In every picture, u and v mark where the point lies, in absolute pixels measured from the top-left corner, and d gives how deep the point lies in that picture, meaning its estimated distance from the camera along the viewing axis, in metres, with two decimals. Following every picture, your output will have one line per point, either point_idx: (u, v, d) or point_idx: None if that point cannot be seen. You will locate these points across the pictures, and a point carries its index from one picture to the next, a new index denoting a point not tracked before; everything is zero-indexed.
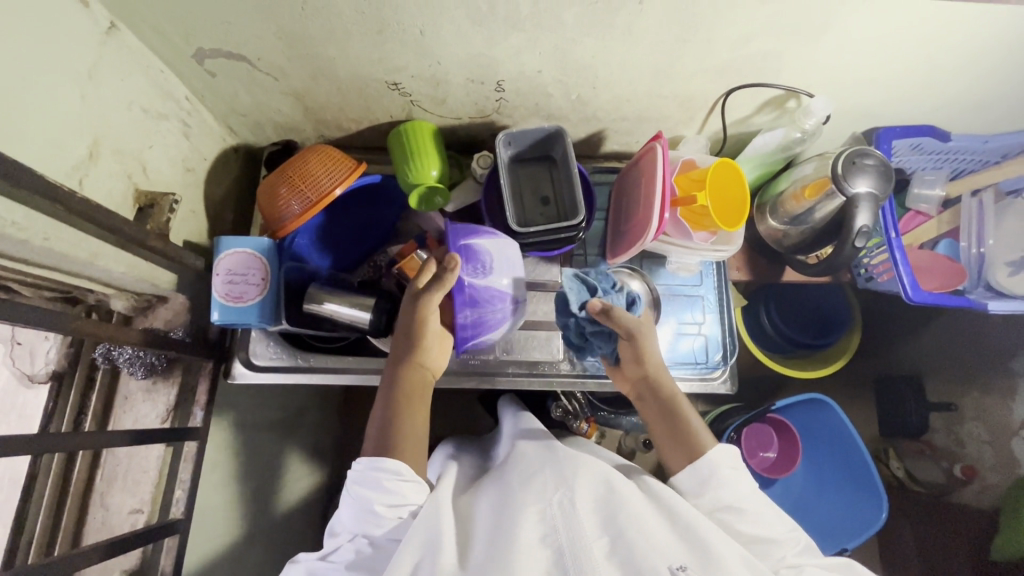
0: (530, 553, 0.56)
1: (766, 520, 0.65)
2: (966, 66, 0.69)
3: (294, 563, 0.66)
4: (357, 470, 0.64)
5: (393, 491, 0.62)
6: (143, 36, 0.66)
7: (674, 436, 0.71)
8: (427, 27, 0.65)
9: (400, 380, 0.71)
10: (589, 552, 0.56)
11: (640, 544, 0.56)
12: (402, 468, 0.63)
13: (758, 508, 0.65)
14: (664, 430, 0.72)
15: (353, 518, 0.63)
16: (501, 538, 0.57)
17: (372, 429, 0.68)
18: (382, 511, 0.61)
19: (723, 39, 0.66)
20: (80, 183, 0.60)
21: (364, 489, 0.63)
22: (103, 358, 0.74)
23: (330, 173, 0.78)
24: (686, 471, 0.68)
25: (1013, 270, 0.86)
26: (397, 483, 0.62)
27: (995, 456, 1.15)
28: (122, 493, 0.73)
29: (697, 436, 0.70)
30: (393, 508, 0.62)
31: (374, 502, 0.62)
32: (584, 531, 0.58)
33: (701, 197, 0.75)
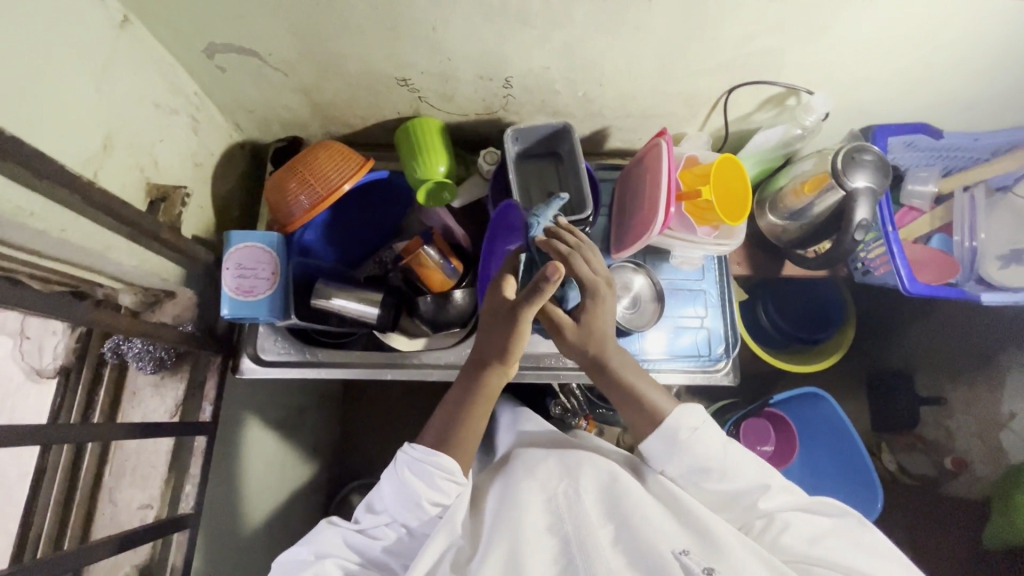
0: (539, 543, 0.59)
1: (737, 470, 0.64)
2: (960, 65, 0.71)
3: (329, 524, 0.65)
4: (414, 457, 0.63)
5: (442, 490, 0.62)
6: (155, 30, 0.66)
7: (633, 409, 0.67)
8: (439, 23, 0.66)
9: (477, 383, 0.65)
10: (595, 539, 0.58)
11: (643, 529, 0.58)
12: (455, 468, 0.62)
13: (730, 461, 0.64)
14: (619, 397, 0.68)
15: (396, 503, 0.62)
16: (508, 527, 0.59)
17: (437, 421, 0.66)
18: (427, 506, 0.61)
19: (728, 37, 0.68)
20: (94, 175, 0.60)
21: (415, 479, 0.62)
22: (112, 352, 0.74)
23: (340, 168, 0.79)
24: (655, 436, 0.65)
25: (1003, 263, 0.89)
26: (448, 483, 0.62)
27: (985, 447, 1.18)
28: (131, 489, 0.72)
29: (657, 402, 0.66)
30: (436, 506, 0.62)
31: (422, 496, 0.61)
32: (589, 518, 0.60)
33: (706, 191, 0.77)
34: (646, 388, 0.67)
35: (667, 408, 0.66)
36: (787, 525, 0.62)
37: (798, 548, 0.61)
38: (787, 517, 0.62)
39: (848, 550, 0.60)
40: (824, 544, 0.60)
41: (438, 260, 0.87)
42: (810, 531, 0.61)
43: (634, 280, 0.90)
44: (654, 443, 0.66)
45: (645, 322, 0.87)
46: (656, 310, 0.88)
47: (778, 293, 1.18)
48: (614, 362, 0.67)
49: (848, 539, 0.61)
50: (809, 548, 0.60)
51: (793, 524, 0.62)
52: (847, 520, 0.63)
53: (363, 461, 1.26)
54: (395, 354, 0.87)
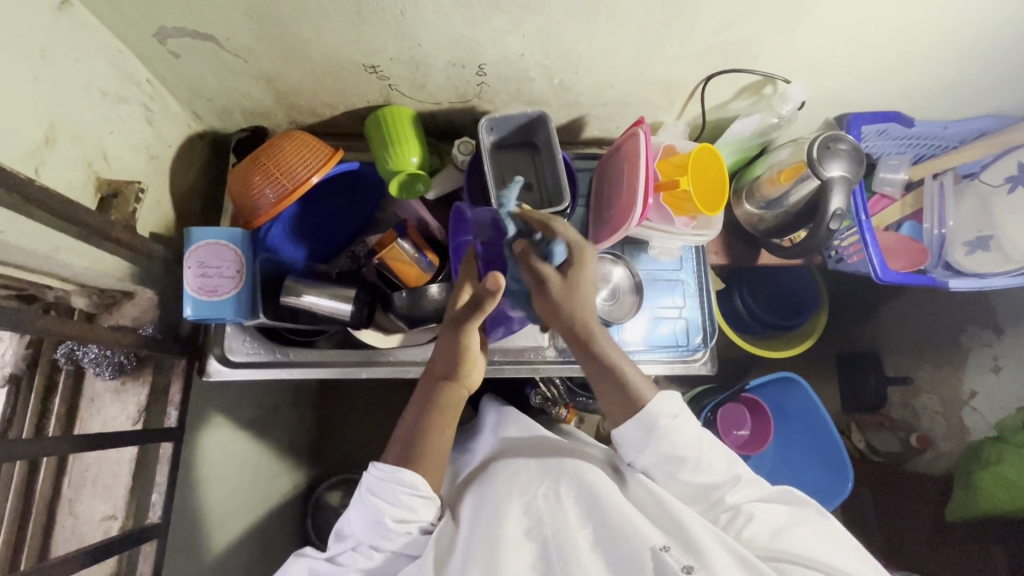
0: (516, 548, 0.58)
1: (710, 463, 0.65)
2: (932, 54, 0.71)
3: (300, 556, 0.65)
4: (374, 476, 0.62)
5: (404, 505, 0.60)
6: (98, 12, 0.61)
7: (612, 390, 0.67)
8: (408, 8, 0.63)
9: (437, 394, 0.67)
10: (574, 543, 0.58)
11: (623, 528, 0.58)
12: (419, 482, 0.61)
13: (703, 452, 0.65)
14: (599, 376, 0.68)
15: (362, 526, 0.61)
16: (485, 536, 0.59)
17: (399, 433, 0.66)
18: (393, 525, 0.60)
19: (704, 24, 0.66)
20: (35, 172, 0.55)
21: (377, 499, 0.61)
22: (66, 358, 0.69)
23: (307, 160, 0.75)
24: (634, 422, 0.65)
25: (969, 249, 0.92)
26: (410, 497, 0.60)
27: (947, 424, 1.23)
28: (93, 500, 0.69)
29: (638, 387, 0.67)
30: (402, 524, 0.60)
31: (383, 514, 0.60)
32: (569, 522, 0.60)
33: (684, 181, 0.77)
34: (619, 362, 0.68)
35: (648, 394, 0.67)
36: (750, 517, 0.62)
37: (761, 539, 0.61)
38: (749, 509, 0.63)
39: (810, 538, 0.60)
40: (786, 535, 0.61)
41: (414, 254, 0.84)
42: (771, 525, 0.62)
43: (613, 271, 0.89)
44: (629, 428, 0.66)
45: (623, 314, 0.87)
46: (634, 303, 0.88)
47: (753, 280, 1.19)
48: (596, 342, 0.68)
49: (810, 527, 0.62)
50: (771, 541, 0.61)
51: (757, 515, 0.62)
52: (804, 510, 0.64)
53: (340, 456, 1.25)
54: (369, 351, 0.85)
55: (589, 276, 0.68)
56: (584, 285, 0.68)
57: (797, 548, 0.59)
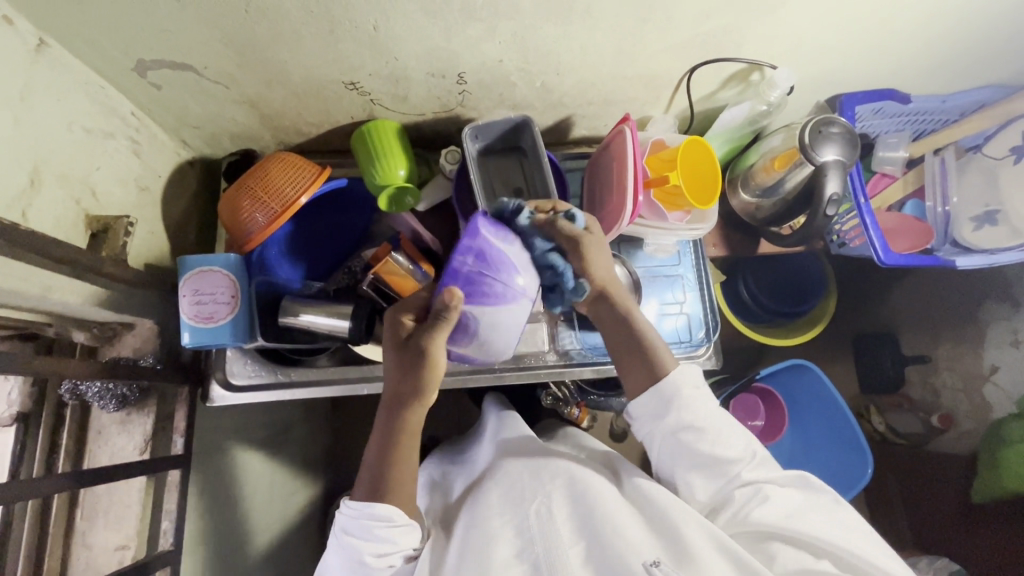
0: (507, 571, 0.57)
1: (728, 439, 0.64)
2: (923, 27, 0.69)
3: None
4: (347, 514, 0.61)
5: (382, 539, 0.60)
6: (77, 51, 0.62)
7: (633, 359, 0.68)
8: (381, 23, 0.63)
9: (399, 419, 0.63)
10: (564, 560, 0.57)
11: (614, 544, 0.57)
12: (394, 515, 0.60)
13: (720, 427, 0.64)
14: (625, 347, 0.68)
15: (343, 567, 0.61)
16: (476, 561, 0.59)
17: (366, 467, 0.63)
18: (371, 561, 0.59)
19: (683, 16, 0.65)
20: (23, 215, 0.56)
21: (355, 538, 0.60)
22: (70, 394, 0.70)
23: (293, 181, 0.76)
24: (651, 395, 0.65)
25: (976, 224, 0.89)
26: (387, 529, 0.60)
27: (970, 404, 1.20)
28: (107, 530, 0.71)
29: (660, 357, 0.67)
30: (381, 557, 0.60)
31: (363, 552, 0.59)
32: (561, 538, 0.60)
33: (673, 175, 0.76)
34: (646, 333, 0.68)
35: (670, 365, 0.66)
36: (765, 497, 0.61)
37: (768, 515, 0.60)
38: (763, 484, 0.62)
39: (820, 523, 0.60)
40: (798, 517, 0.60)
41: (408, 266, 0.84)
42: (786, 507, 0.61)
43: (611, 271, 0.87)
44: (647, 399, 0.65)
45: None
46: (634, 301, 0.87)
47: (758, 269, 1.16)
48: (618, 305, 0.69)
49: (821, 513, 0.61)
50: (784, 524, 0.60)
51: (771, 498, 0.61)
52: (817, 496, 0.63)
53: (355, 467, 1.25)
54: (370, 367, 0.86)
55: (597, 256, 0.68)
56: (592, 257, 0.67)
57: (802, 522, 0.60)
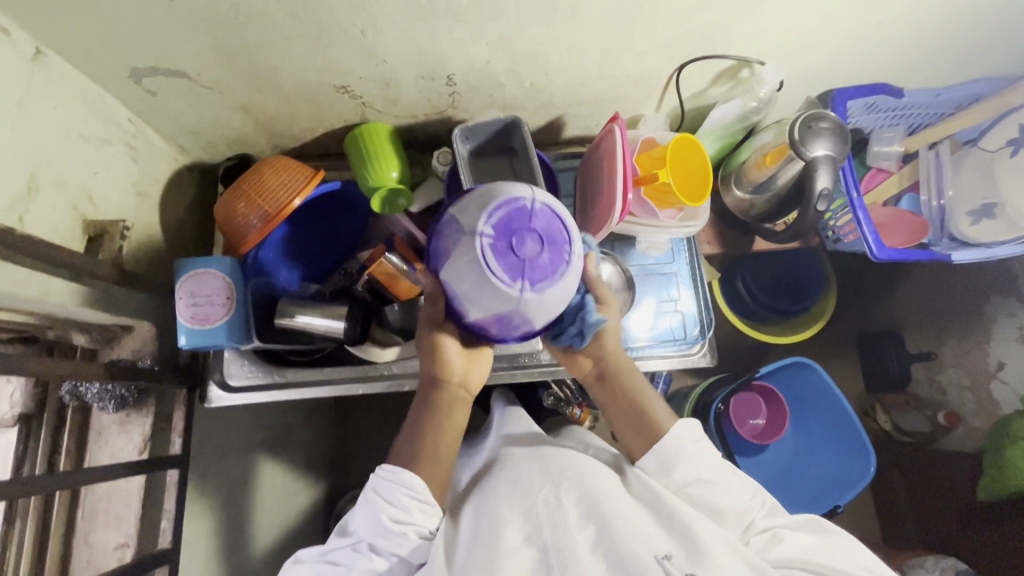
0: (515, 555, 0.58)
1: (735, 489, 0.64)
2: (912, 20, 0.69)
3: (297, 562, 0.66)
4: (379, 476, 0.64)
5: (402, 506, 0.62)
6: (73, 59, 0.63)
7: (631, 424, 0.70)
8: (368, 27, 0.64)
9: (430, 398, 0.70)
10: (574, 548, 0.57)
11: (624, 534, 0.57)
12: (418, 484, 0.63)
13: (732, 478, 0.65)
14: (625, 414, 0.71)
15: (365, 525, 0.62)
16: (484, 546, 0.58)
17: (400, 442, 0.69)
18: (391, 526, 0.61)
19: (667, 14, 0.65)
20: (20, 220, 0.58)
21: (380, 497, 0.63)
22: (71, 395, 0.72)
23: (287, 184, 0.77)
24: (650, 456, 0.66)
25: (973, 219, 0.89)
26: (408, 496, 0.62)
27: (976, 401, 1.18)
28: (107, 529, 0.72)
29: (660, 418, 0.69)
30: (399, 525, 0.62)
31: (384, 514, 0.62)
32: (570, 527, 0.59)
33: (662, 173, 0.76)
34: (650, 399, 0.71)
35: (666, 424, 0.69)
36: (784, 540, 0.61)
37: (789, 558, 0.61)
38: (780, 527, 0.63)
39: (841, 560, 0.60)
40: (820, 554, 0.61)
41: (401, 268, 0.84)
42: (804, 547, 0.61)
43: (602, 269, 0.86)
44: (648, 459, 0.66)
45: None
46: (627, 299, 0.87)
47: (757, 267, 1.16)
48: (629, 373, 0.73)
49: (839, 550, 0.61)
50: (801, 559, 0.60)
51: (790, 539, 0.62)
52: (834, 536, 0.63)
53: (357, 468, 1.26)
54: (366, 367, 0.86)
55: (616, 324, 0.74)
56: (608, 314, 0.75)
57: (822, 557, 0.61)
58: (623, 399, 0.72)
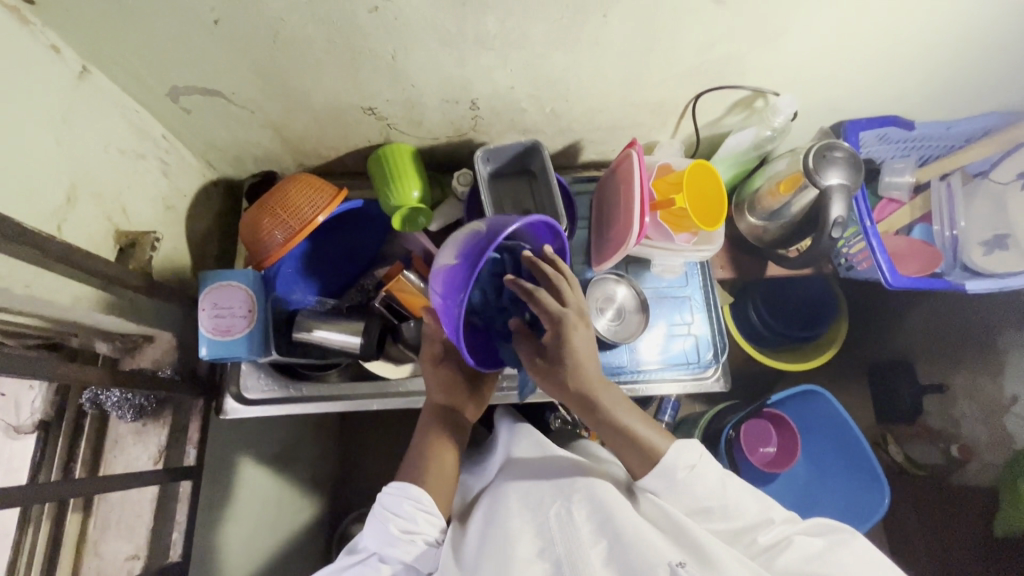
0: (528, 568, 0.57)
1: (739, 506, 0.63)
2: (923, 55, 0.71)
3: None
4: (386, 490, 0.65)
5: (407, 515, 0.63)
6: (116, 78, 0.66)
7: (623, 445, 0.66)
8: (398, 52, 0.66)
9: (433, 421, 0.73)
10: (586, 560, 0.57)
11: (635, 542, 0.56)
12: (424, 495, 0.65)
13: (730, 493, 0.64)
14: (612, 437, 0.66)
15: (371, 536, 0.63)
16: (494, 557, 0.58)
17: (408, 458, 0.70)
18: (398, 535, 0.62)
19: (686, 45, 0.68)
20: (58, 229, 0.59)
21: (386, 508, 0.64)
22: (91, 403, 0.72)
23: (312, 200, 0.78)
24: (653, 476, 0.64)
25: (987, 249, 0.89)
26: (412, 506, 0.64)
27: (990, 434, 1.14)
28: (117, 540, 0.72)
29: (651, 439, 0.65)
30: (404, 533, 0.62)
31: (389, 523, 0.62)
32: (582, 540, 0.59)
33: (679, 199, 0.77)
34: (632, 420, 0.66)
35: (664, 445, 0.65)
36: (791, 544, 0.60)
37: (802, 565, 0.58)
38: (792, 536, 0.61)
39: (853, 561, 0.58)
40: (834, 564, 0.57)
41: (419, 285, 0.87)
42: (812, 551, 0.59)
43: (617, 292, 0.89)
44: (650, 481, 0.64)
45: (630, 333, 0.87)
46: (642, 321, 0.87)
47: (767, 293, 1.17)
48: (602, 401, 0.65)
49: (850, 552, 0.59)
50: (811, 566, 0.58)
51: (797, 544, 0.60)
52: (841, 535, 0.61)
53: (362, 487, 1.25)
54: (381, 383, 0.87)
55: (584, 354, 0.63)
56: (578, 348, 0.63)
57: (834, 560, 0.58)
58: (611, 424, 0.65)
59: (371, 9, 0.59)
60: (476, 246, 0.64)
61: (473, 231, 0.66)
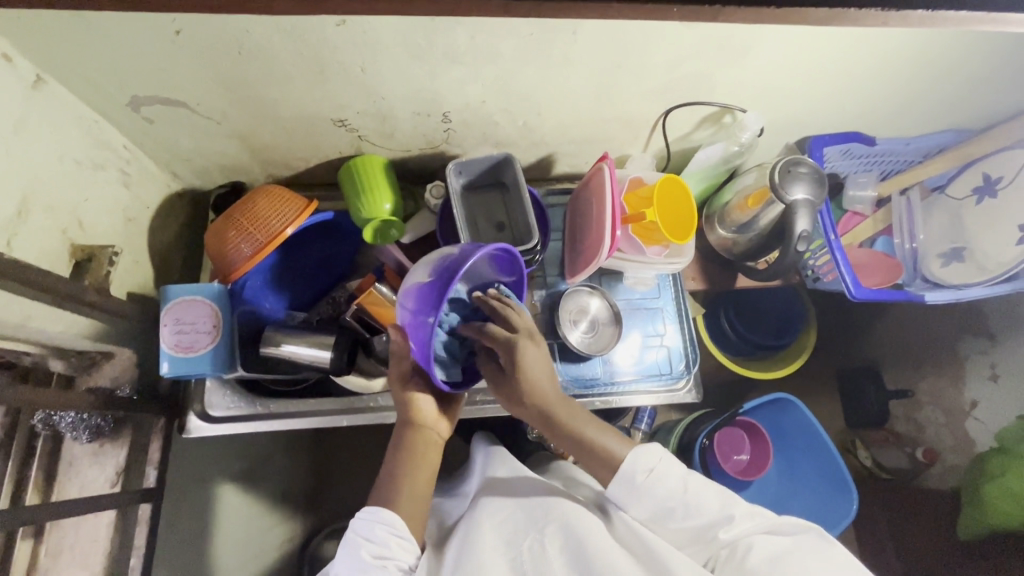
0: None
1: (699, 504, 0.63)
2: (881, 75, 0.73)
3: None
4: (359, 516, 0.63)
5: (380, 541, 0.61)
6: (73, 87, 0.64)
7: (586, 456, 0.66)
8: (368, 65, 0.66)
9: (404, 440, 0.69)
10: None
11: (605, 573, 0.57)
12: (398, 521, 0.62)
13: (691, 493, 0.64)
14: (573, 449, 0.67)
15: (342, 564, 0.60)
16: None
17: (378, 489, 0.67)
18: (370, 562, 0.59)
19: (656, 63, 0.69)
20: (7, 244, 0.57)
21: (358, 534, 0.61)
22: (43, 424, 0.68)
23: (279, 212, 0.77)
24: (615, 483, 0.64)
25: (944, 261, 0.92)
26: (386, 532, 0.61)
27: (952, 437, 1.20)
28: (70, 567, 0.68)
29: (611, 448, 0.66)
30: (377, 559, 0.60)
31: (362, 549, 0.60)
32: None
33: (650, 213, 0.78)
34: (595, 432, 0.66)
35: (625, 449, 0.66)
36: (751, 547, 0.60)
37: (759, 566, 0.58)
38: (750, 539, 0.61)
39: (809, 563, 0.57)
40: (787, 561, 0.57)
41: (392, 297, 0.86)
42: (772, 551, 0.59)
43: (590, 303, 0.90)
44: (613, 489, 0.64)
45: (603, 345, 0.88)
46: (614, 333, 0.89)
47: (738, 303, 1.18)
48: (565, 422, 0.66)
49: (808, 551, 0.59)
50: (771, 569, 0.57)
51: (756, 547, 0.60)
52: (804, 536, 0.61)
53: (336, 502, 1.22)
54: (351, 397, 0.85)
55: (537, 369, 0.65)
56: (528, 367, 0.64)
57: (792, 558, 0.58)
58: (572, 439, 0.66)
59: (339, 22, 0.58)
60: (447, 266, 0.64)
61: (446, 252, 0.66)
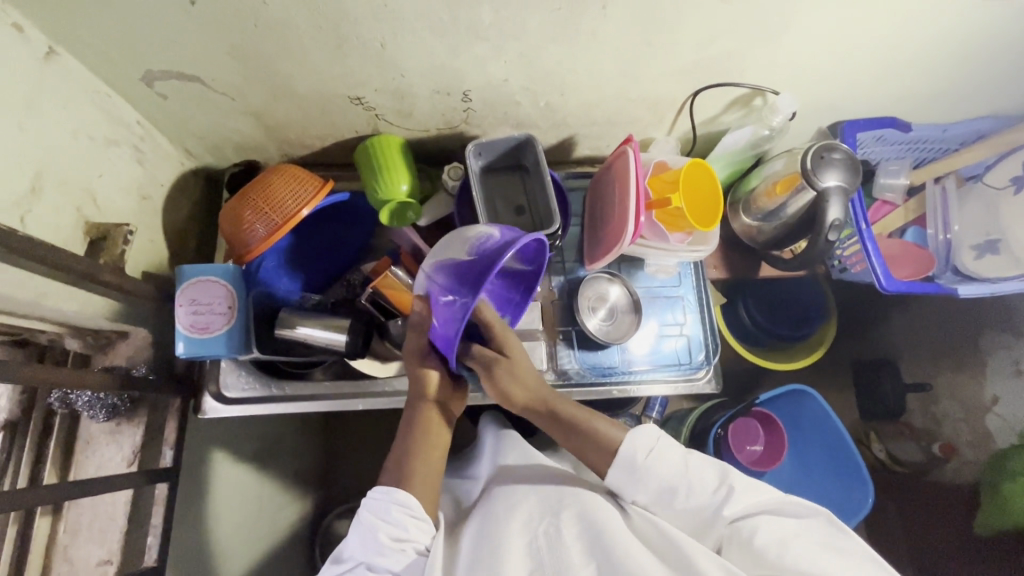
0: None
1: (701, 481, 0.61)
2: (924, 56, 0.70)
3: None
4: (373, 497, 0.62)
5: (397, 522, 0.60)
6: (86, 59, 0.62)
7: (584, 440, 0.65)
8: (387, 39, 0.63)
9: (412, 417, 0.69)
10: None
11: (626, 567, 0.55)
12: (414, 503, 0.62)
13: (693, 473, 0.62)
14: (569, 437, 0.67)
15: (359, 545, 0.60)
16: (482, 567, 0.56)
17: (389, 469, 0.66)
18: (388, 544, 0.59)
19: (688, 40, 0.65)
20: (21, 221, 0.56)
21: (374, 516, 0.61)
22: (60, 403, 0.69)
23: (295, 192, 0.75)
24: (617, 465, 0.63)
25: (978, 253, 0.89)
26: (403, 514, 0.61)
27: (971, 432, 1.18)
28: (89, 543, 0.69)
29: (611, 432, 0.65)
30: (395, 542, 0.60)
31: (377, 530, 0.60)
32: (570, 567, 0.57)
33: (676, 197, 0.75)
34: (590, 416, 0.67)
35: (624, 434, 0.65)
36: (757, 527, 0.58)
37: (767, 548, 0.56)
38: (757, 519, 0.59)
39: (815, 550, 0.56)
40: (794, 543, 0.56)
41: (408, 280, 0.84)
42: (780, 534, 0.57)
43: (610, 291, 0.88)
44: (614, 473, 0.63)
45: (622, 333, 0.86)
46: (633, 322, 0.87)
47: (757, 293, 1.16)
48: (556, 406, 0.68)
49: (818, 540, 0.57)
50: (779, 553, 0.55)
51: (763, 528, 0.58)
52: (813, 520, 0.59)
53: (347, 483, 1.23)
54: (364, 382, 0.84)
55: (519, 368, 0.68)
56: (513, 367, 0.68)
57: (800, 544, 0.56)
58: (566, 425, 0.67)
59: None
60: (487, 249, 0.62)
61: (486, 233, 0.64)
